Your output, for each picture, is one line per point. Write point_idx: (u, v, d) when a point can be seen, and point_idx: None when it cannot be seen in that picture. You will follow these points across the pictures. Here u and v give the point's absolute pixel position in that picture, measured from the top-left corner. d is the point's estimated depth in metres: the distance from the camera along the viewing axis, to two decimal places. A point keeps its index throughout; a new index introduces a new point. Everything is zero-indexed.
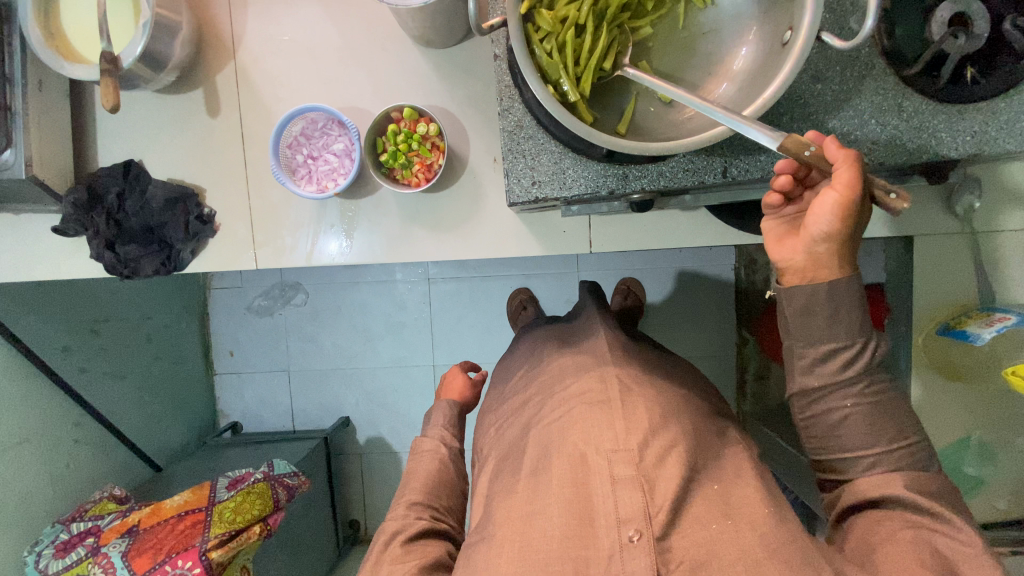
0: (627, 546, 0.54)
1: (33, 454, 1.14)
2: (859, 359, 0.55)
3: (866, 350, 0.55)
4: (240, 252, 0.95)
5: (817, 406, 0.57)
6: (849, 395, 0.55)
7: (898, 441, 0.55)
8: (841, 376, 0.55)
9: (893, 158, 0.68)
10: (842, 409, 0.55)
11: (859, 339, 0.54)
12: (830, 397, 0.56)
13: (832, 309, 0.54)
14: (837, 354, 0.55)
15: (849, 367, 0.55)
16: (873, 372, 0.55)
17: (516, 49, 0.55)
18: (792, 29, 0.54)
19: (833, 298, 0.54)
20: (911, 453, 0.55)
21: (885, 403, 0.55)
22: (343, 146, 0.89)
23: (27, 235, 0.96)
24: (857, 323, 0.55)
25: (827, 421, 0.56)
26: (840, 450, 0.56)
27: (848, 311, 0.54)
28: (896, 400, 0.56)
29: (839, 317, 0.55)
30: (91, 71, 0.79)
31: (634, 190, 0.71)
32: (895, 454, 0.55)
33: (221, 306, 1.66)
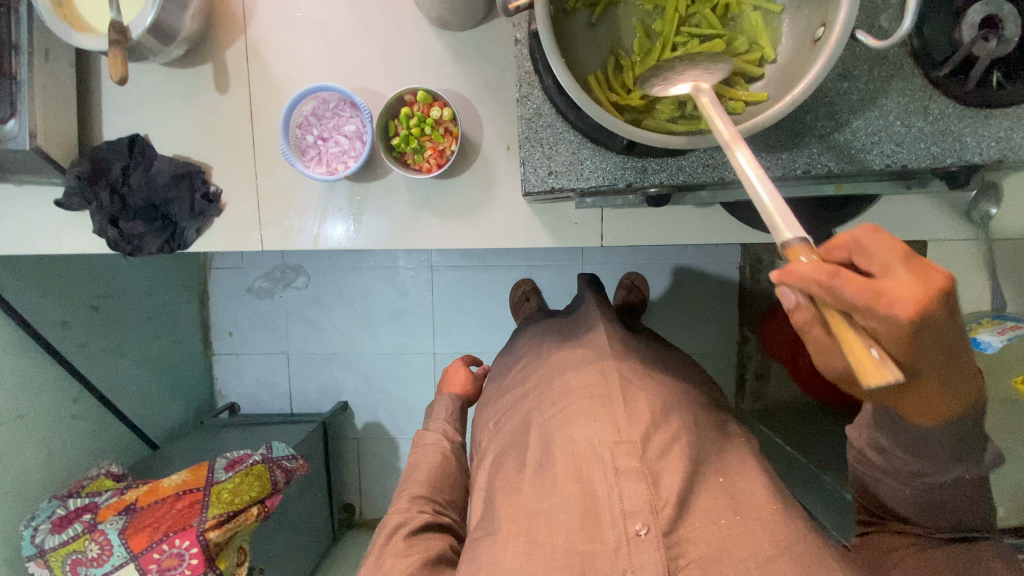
0: (634, 540, 0.53)
1: (31, 428, 1.13)
2: (939, 473, 0.52)
3: (950, 470, 0.52)
4: (246, 232, 0.94)
5: (869, 478, 0.57)
6: (907, 487, 0.54)
7: (945, 519, 0.56)
8: (912, 479, 0.53)
9: (916, 162, 0.67)
10: (896, 491, 0.55)
11: (952, 463, 0.51)
12: (885, 479, 0.55)
13: (932, 439, 0.49)
14: (916, 465, 0.52)
15: (921, 475, 0.53)
16: (946, 479, 0.53)
17: (542, 33, 0.53)
18: (824, 27, 0.54)
19: (932, 431, 0.49)
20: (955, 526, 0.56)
21: (941, 499, 0.54)
22: (354, 128, 0.87)
23: (28, 210, 0.95)
24: (956, 448, 0.50)
25: (873, 488, 0.57)
26: (879, 504, 0.59)
27: (942, 443, 0.49)
28: (965, 495, 0.54)
29: (939, 446, 0.50)
30: (99, 40, 0.76)
31: (652, 183, 0.70)
32: (939, 523, 0.56)
33: (221, 286, 1.64)
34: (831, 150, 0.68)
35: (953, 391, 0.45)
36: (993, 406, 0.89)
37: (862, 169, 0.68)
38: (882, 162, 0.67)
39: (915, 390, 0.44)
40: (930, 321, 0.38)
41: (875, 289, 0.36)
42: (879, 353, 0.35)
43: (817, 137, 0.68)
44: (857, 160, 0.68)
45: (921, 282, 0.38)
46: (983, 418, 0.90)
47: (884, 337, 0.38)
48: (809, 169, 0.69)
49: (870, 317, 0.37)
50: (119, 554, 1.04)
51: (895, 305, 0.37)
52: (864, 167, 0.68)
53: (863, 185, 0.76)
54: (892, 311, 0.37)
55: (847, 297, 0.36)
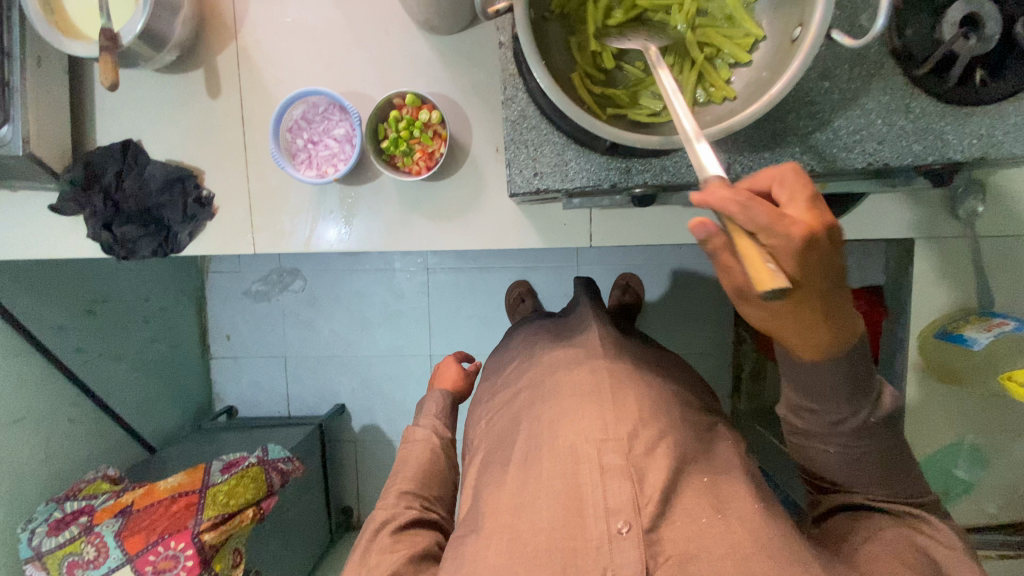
0: (616, 538, 0.54)
1: (28, 431, 1.14)
2: (852, 419, 0.54)
3: (860, 412, 0.54)
4: (238, 235, 0.94)
5: (801, 442, 0.58)
6: (834, 442, 0.56)
7: (880, 477, 0.56)
8: (828, 429, 0.55)
9: (898, 159, 0.68)
10: (825, 451, 0.57)
11: (856, 403, 0.53)
12: (813, 438, 0.57)
13: (828, 378, 0.52)
14: (828, 414, 0.55)
15: (841, 425, 0.55)
16: (864, 428, 0.55)
17: (521, 38, 0.54)
18: (801, 26, 0.54)
19: (820, 369, 0.52)
20: (892, 484, 0.57)
21: (869, 453, 0.56)
22: (344, 131, 0.88)
23: (22, 213, 0.96)
24: (857, 390, 0.53)
25: (807, 452, 0.59)
26: (820, 475, 0.60)
27: (841, 385, 0.52)
28: (888, 445, 0.56)
29: (836, 385, 0.53)
30: (89, 47, 0.77)
31: (636, 184, 0.71)
32: (877, 482, 0.57)
33: (219, 290, 1.65)
34: (814, 149, 0.68)
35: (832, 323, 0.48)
36: (980, 403, 0.89)
37: (845, 167, 0.68)
38: (863, 161, 0.68)
39: (801, 311, 0.47)
40: (819, 247, 0.42)
41: (778, 214, 0.40)
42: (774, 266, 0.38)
43: (799, 136, 0.68)
44: (840, 159, 0.68)
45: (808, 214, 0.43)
46: (972, 414, 0.90)
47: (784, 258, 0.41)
48: (792, 169, 0.69)
49: (770, 236, 0.40)
50: (115, 556, 1.05)
51: (793, 227, 0.40)
52: (846, 165, 0.68)
53: (848, 183, 0.76)
54: (790, 233, 0.40)
55: (756, 219, 0.40)
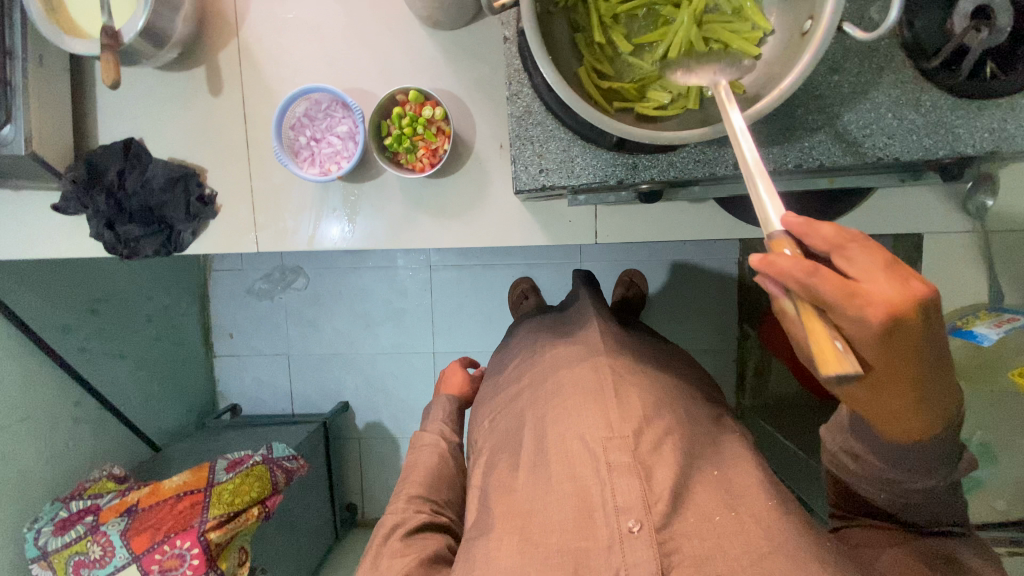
0: (627, 537, 0.53)
1: (33, 431, 1.14)
2: (923, 485, 0.51)
3: (933, 479, 0.50)
4: (242, 234, 0.94)
5: (851, 485, 0.56)
6: (889, 494, 0.53)
7: (924, 515, 0.55)
8: (891, 488, 0.53)
9: (908, 153, 0.67)
10: (874, 497, 0.55)
11: (936, 473, 0.50)
12: (868, 487, 0.54)
13: (913, 454, 0.49)
14: (895, 475, 0.51)
15: (905, 484, 0.51)
16: (929, 487, 0.51)
17: (528, 32, 0.53)
18: (810, 20, 0.54)
19: (909, 451, 0.49)
20: (934, 521, 0.55)
21: (921, 501, 0.53)
22: (347, 128, 0.87)
23: (25, 214, 0.95)
24: (937, 456, 0.49)
25: (853, 492, 0.56)
26: (857, 504, 0.58)
27: (919, 453, 0.48)
28: (945, 494, 0.53)
29: (920, 462, 0.49)
30: (90, 45, 0.76)
31: (643, 180, 0.70)
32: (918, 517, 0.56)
33: (221, 288, 1.65)
34: (823, 143, 0.68)
35: (924, 410, 0.45)
36: (991, 399, 0.89)
37: (855, 162, 0.68)
38: (873, 155, 0.67)
39: (887, 396, 0.44)
40: (910, 328, 0.40)
41: (850, 289, 0.38)
42: (842, 345, 0.37)
43: (808, 130, 0.68)
44: (849, 153, 0.68)
45: (898, 287, 0.40)
46: (982, 410, 0.89)
47: (858, 337, 0.40)
48: (801, 164, 0.68)
49: (841, 316, 0.39)
50: (122, 555, 1.05)
51: (866, 308, 0.38)
52: (857, 160, 0.67)
53: (856, 179, 0.75)
54: (864, 314, 0.39)
55: (821, 294, 0.38)
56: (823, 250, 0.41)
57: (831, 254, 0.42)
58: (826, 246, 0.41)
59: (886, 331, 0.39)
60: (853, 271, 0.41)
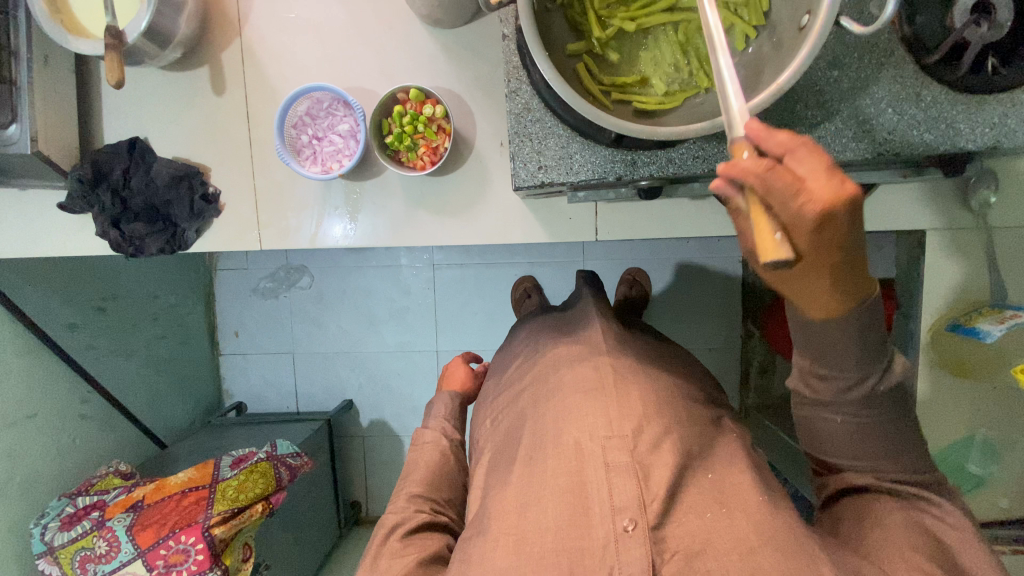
0: (621, 537, 0.53)
1: (40, 428, 1.15)
2: (861, 385, 0.51)
3: (869, 377, 0.51)
4: (245, 232, 0.95)
5: (807, 410, 0.55)
6: (841, 409, 0.53)
7: (890, 450, 0.53)
8: (838, 396, 0.52)
9: (908, 148, 0.67)
10: (831, 421, 0.54)
11: (870, 368, 0.51)
12: (821, 408, 0.54)
13: (837, 338, 0.50)
14: (837, 377, 0.52)
15: (849, 392, 0.52)
16: (874, 398, 0.52)
17: (525, 29, 0.53)
18: (808, 14, 0.54)
19: (829, 329, 0.50)
20: (903, 460, 0.53)
21: (876, 423, 0.52)
22: (348, 126, 0.88)
23: (33, 213, 0.97)
24: (867, 353, 0.50)
25: (812, 424, 0.55)
26: (825, 452, 0.56)
27: (854, 344, 0.50)
28: (898, 415, 0.53)
29: (843, 348, 0.50)
30: (94, 45, 0.77)
31: (642, 177, 0.70)
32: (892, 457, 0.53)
33: (226, 287, 1.66)
34: (822, 139, 0.67)
35: (843, 289, 0.46)
36: (995, 398, 0.88)
37: (853, 158, 0.67)
38: (873, 150, 0.67)
39: (805, 277, 0.45)
40: (840, 222, 0.40)
41: (791, 187, 0.38)
42: (781, 236, 0.39)
43: (807, 125, 0.67)
44: (849, 149, 0.67)
45: (832, 186, 0.39)
46: (986, 408, 0.89)
47: (795, 229, 0.40)
48: None
49: (783, 211, 0.39)
50: (127, 550, 1.06)
51: (808, 205, 0.38)
52: (856, 155, 0.67)
53: (857, 175, 0.75)
54: (804, 210, 0.39)
55: (769, 191, 0.39)
56: (775, 154, 0.41)
57: (783, 158, 0.40)
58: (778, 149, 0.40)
59: (816, 221, 0.39)
60: (801, 173, 0.40)
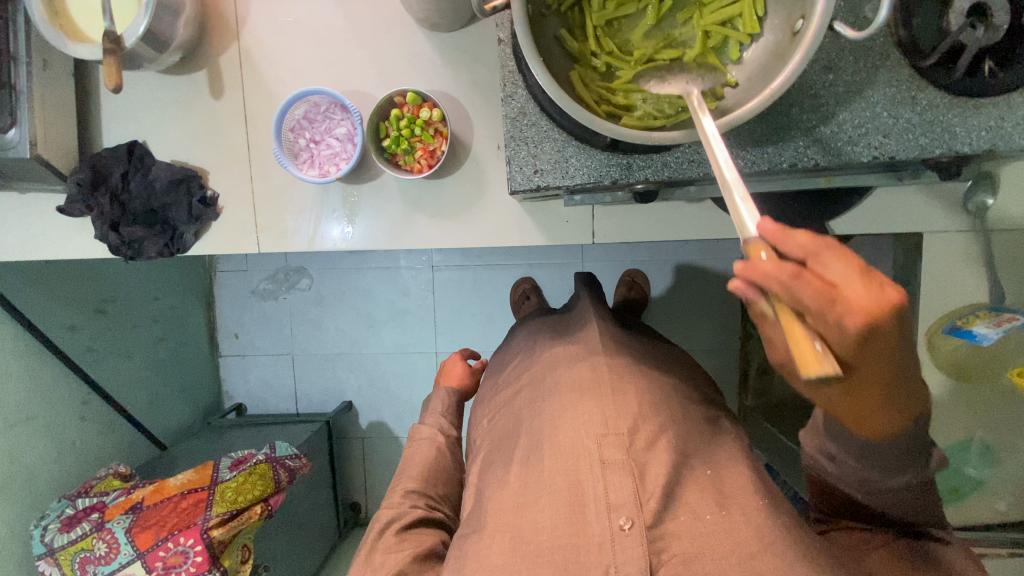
0: (618, 535, 0.53)
1: (40, 429, 1.16)
2: (890, 478, 0.51)
3: (896, 474, 0.51)
4: (243, 234, 0.95)
5: (831, 483, 0.56)
6: (864, 490, 0.54)
7: (909, 514, 0.55)
8: (855, 478, 0.53)
9: (903, 152, 0.67)
10: (846, 489, 0.55)
11: (904, 467, 0.51)
12: (845, 485, 0.55)
13: (877, 443, 0.49)
14: (869, 473, 0.52)
15: (875, 482, 0.52)
16: (902, 486, 0.52)
17: (519, 33, 0.54)
18: (802, 19, 0.54)
19: (884, 446, 0.49)
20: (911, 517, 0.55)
21: (899, 500, 0.54)
22: (345, 130, 0.88)
23: (32, 216, 0.97)
24: (903, 452, 0.49)
25: (832, 490, 0.57)
26: (834, 496, 0.59)
27: (889, 448, 0.49)
28: (924, 493, 0.53)
29: (879, 451, 0.49)
30: (93, 50, 0.78)
31: (637, 180, 0.70)
32: (906, 513, 0.55)
33: (226, 288, 1.66)
34: (818, 142, 0.68)
35: (893, 404, 0.45)
36: (992, 401, 0.88)
37: (849, 161, 0.67)
38: (868, 153, 0.67)
39: (849, 394, 0.44)
40: (884, 330, 0.39)
41: (826, 294, 0.38)
42: (822, 347, 0.36)
43: (803, 129, 0.67)
44: (844, 153, 0.67)
45: (874, 294, 0.39)
46: (983, 410, 0.89)
47: (833, 340, 0.39)
48: (796, 164, 0.68)
49: (817, 319, 0.38)
50: (127, 552, 1.07)
51: (847, 316, 0.38)
52: (851, 159, 0.67)
53: (853, 178, 0.75)
54: (844, 319, 0.38)
55: (802, 298, 0.38)
56: (798, 257, 0.41)
57: (807, 260, 0.40)
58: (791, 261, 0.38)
59: (857, 334, 0.38)
60: (832, 278, 0.39)
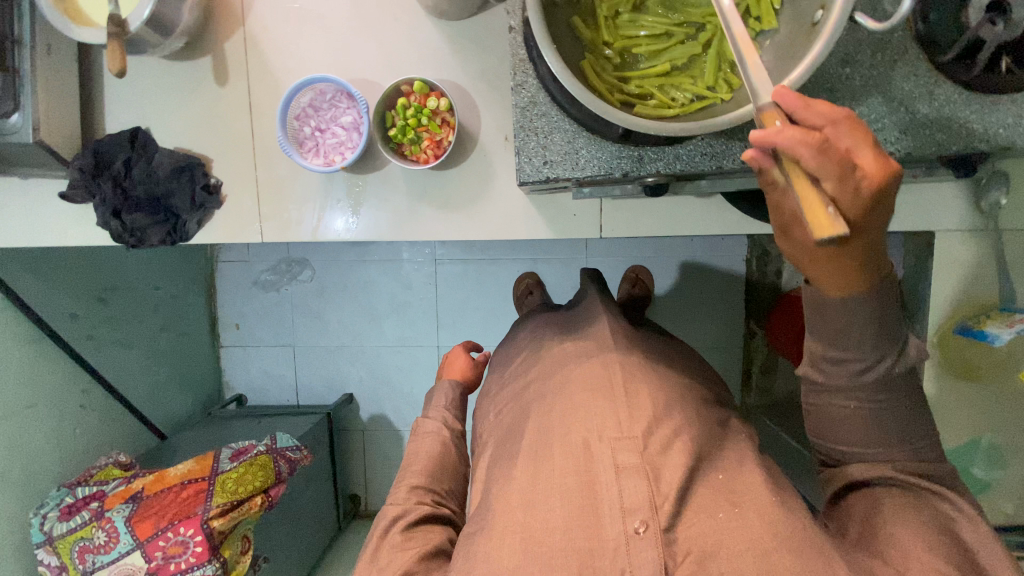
0: (633, 539, 0.52)
1: (39, 418, 1.15)
2: (874, 365, 0.50)
3: (886, 359, 0.50)
4: (247, 224, 0.94)
5: (819, 399, 0.54)
6: (854, 395, 0.52)
7: (900, 437, 0.52)
8: (848, 379, 0.51)
9: (921, 148, 0.65)
10: (843, 407, 0.52)
11: (883, 349, 0.50)
12: (833, 394, 0.53)
13: (855, 313, 0.48)
14: (850, 362, 0.51)
15: (861, 375, 0.51)
16: (888, 380, 0.51)
17: (533, 23, 0.53)
18: (820, 10, 0.53)
19: (851, 308, 0.48)
20: (914, 446, 0.52)
21: (889, 409, 0.51)
22: (351, 119, 0.87)
23: (35, 202, 0.96)
24: (882, 332, 0.49)
25: (823, 413, 0.54)
26: (834, 442, 0.54)
27: (868, 324, 0.49)
28: (910, 403, 0.52)
29: (866, 330, 0.49)
30: (97, 33, 0.77)
31: (648, 173, 0.69)
32: (897, 437, 0.52)
33: (228, 279, 1.66)
34: None
35: (870, 266, 0.46)
36: (999, 400, 0.87)
37: None
38: (884, 150, 0.66)
39: (840, 256, 0.44)
40: (884, 197, 0.40)
41: (845, 162, 0.38)
42: (835, 210, 0.37)
43: None
44: None
45: (881, 162, 0.39)
46: (992, 412, 0.88)
47: (844, 203, 0.39)
48: None
49: (834, 183, 0.38)
50: (126, 542, 1.06)
51: (863, 181, 0.39)
52: None
53: None
54: (859, 185, 0.39)
55: (824, 164, 0.38)
56: (817, 125, 0.40)
57: (825, 129, 0.40)
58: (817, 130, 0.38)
59: (866, 197, 0.39)
60: (845, 147, 0.40)
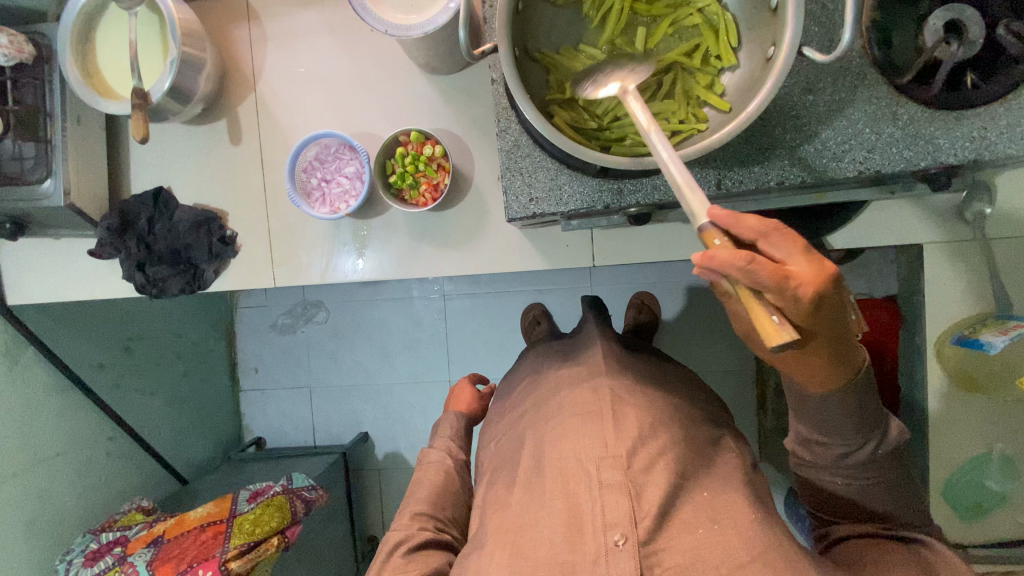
0: (612, 551, 0.54)
1: (67, 466, 1.20)
2: (858, 450, 0.54)
3: (868, 442, 0.54)
4: (260, 270, 1.00)
5: (811, 475, 0.58)
6: (841, 474, 0.56)
7: (887, 507, 0.56)
8: (835, 461, 0.55)
9: (889, 165, 0.68)
10: (832, 483, 0.57)
11: (864, 435, 0.54)
12: (823, 471, 0.57)
13: (832, 407, 0.53)
14: (833, 445, 0.55)
15: (845, 457, 0.55)
16: (871, 460, 0.55)
17: (505, 74, 0.57)
18: (774, 47, 0.57)
19: (828, 402, 0.53)
20: (904, 517, 0.56)
21: (876, 485, 0.55)
22: (355, 169, 0.93)
23: (65, 260, 1.04)
24: (860, 421, 0.53)
25: (815, 486, 0.58)
26: (828, 511, 0.59)
27: (847, 416, 0.53)
28: (894, 476, 0.56)
29: (845, 419, 0.53)
30: (122, 105, 0.85)
31: (629, 204, 0.73)
32: (885, 511, 0.56)
33: (247, 324, 1.73)
34: (803, 160, 0.70)
35: (837, 361, 0.50)
36: (1006, 411, 0.86)
37: (835, 177, 0.70)
38: (854, 169, 0.69)
39: (806, 355, 0.49)
40: (827, 300, 0.44)
41: (780, 274, 0.41)
42: (780, 319, 0.40)
43: (788, 148, 0.70)
44: (829, 168, 0.70)
45: (816, 269, 0.43)
46: (1002, 422, 0.86)
47: (790, 308, 0.43)
48: (782, 182, 0.70)
49: (775, 294, 0.42)
50: None
51: (800, 288, 0.42)
52: (837, 175, 0.69)
53: (846, 192, 0.77)
54: (797, 293, 0.42)
55: (761, 280, 0.41)
56: (749, 239, 0.44)
57: (758, 242, 0.44)
58: (754, 235, 0.44)
59: (808, 301, 0.43)
60: (780, 256, 0.44)
